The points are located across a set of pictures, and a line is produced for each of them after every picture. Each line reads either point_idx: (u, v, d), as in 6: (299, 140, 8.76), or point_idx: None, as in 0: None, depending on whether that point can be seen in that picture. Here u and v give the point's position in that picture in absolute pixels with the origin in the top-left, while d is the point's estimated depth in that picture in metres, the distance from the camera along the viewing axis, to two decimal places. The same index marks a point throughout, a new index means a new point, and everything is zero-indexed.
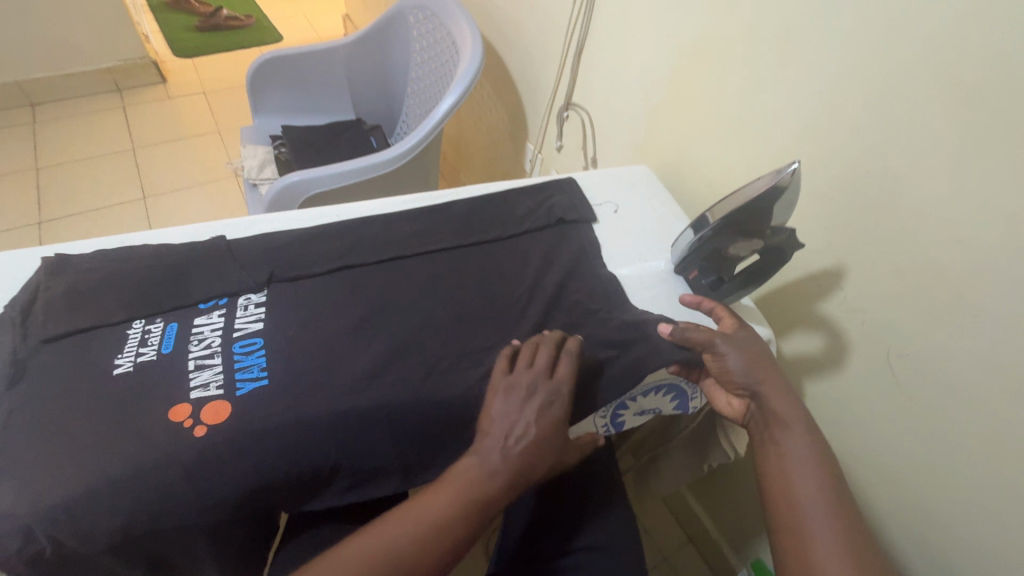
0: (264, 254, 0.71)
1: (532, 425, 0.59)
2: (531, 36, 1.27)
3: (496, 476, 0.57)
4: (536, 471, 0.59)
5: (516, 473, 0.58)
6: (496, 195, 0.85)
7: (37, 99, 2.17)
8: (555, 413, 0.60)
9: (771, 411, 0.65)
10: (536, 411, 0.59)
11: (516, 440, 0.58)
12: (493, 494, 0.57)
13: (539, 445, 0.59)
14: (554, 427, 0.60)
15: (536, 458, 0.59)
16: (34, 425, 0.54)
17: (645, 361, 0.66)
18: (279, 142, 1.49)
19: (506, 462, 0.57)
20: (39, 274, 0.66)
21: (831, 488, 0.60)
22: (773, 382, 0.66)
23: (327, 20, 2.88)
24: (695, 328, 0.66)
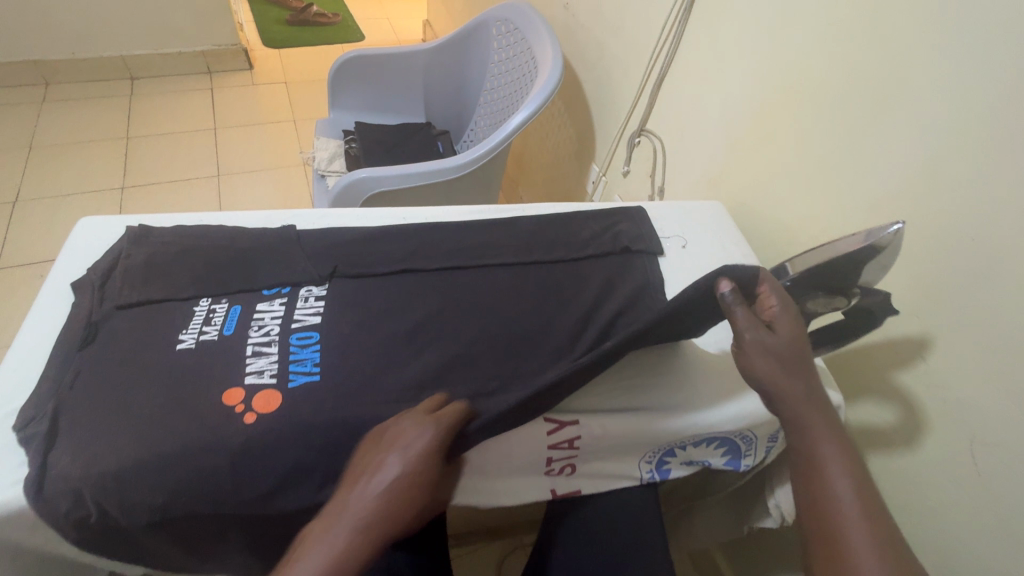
0: (331, 249, 0.72)
1: (399, 462, 0.50)
2: (611, 60, 1.26)
3: (349, 533, 0.47)
4: (406, 514, 0.50)
5: (380, 520, 0.48)
6: (563, 216, 0.84)
7: (138, 73, 2.34)
8: (431, 443, 0.52)
9: (805, 426, 0.57)
10: (402, 451, 0.51)
11: (378, 484, 0.49)
12: (357, 551, 0.46)
13: (410, 483, 0.50)
14: (426, 464, 0.51)
15: (407, 498, 0.50)
16: (97, 389, 0.55)
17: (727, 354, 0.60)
18: (350, 138, 1.54)
19: (372, 508, 0.48)
20: (123, 241, 0.68)
21: (876, 523, 0.53)
22: (797, 389, 0.57)
23: (409, 24, 2.97)
24: (739, 309, 0.58)
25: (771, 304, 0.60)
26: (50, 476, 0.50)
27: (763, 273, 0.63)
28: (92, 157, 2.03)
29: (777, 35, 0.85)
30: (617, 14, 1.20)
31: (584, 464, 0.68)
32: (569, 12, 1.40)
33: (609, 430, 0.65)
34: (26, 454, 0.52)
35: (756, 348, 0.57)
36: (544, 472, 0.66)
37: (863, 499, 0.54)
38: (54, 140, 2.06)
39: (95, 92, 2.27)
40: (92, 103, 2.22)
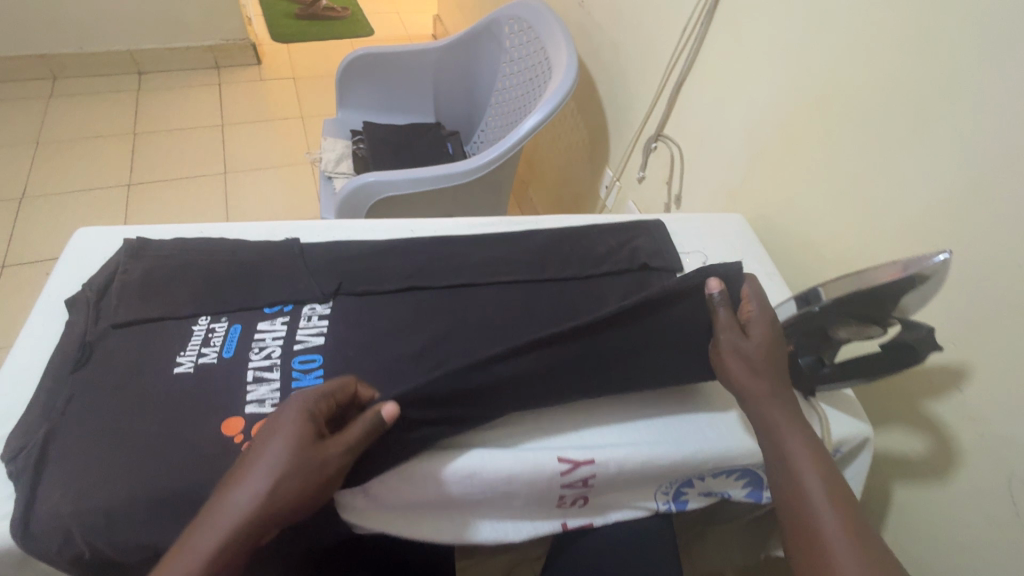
0: (336, 264, 0.69)
1: (269, 441, 0.47)
2: (628, 61, 1.21)
3: (219, 525, 0.44)
4: (276, 499, 0.45)
5: (243, 508, 0.44)
6: (577, 229, 0.80)
7: (145, 68, 2.32)
8: (298, 417, 0.48)
9: (769, 424, 0.57)
10: (276, 428, 0.48)
11: (245, 469, 0.46)
12: (220, 543, 0.43)
13: (274, 463, 0.46)
14: (295, 438, 0.47)
15: (274, 479, 0.45)
16: (91, 416, 0.53)
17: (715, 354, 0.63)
18: (358, 138, 1.50)
19: (235, 496, 0.45)
20: (120, 255, 0.66)
21: (846, 511, 0.50)
22: (763, 387, 0.58)
23: (419, 18, 2.92)
24: (721, 309, 0.63)
25: (749, 309, 0.64)
26: (41, 510, 0.49)
27: (749, 280, 0.66)
28: (99, 153, 2.01)
29: (806, 42, 0.80)
30: (635, 14, 1.15)
31: (597, 498, 0.65)
32: (584, 10, 1.35)
33: (626, 468, 0.62)
34: (18, 485, 0.50)
35: (729, 350, 0.62)
36: (557, 503, 0.63)
37: (831, 484, 0.52)
38: (62, 135, 2.05)
39: (103, 87, 2.25)
40: (100, 98, 2.21)
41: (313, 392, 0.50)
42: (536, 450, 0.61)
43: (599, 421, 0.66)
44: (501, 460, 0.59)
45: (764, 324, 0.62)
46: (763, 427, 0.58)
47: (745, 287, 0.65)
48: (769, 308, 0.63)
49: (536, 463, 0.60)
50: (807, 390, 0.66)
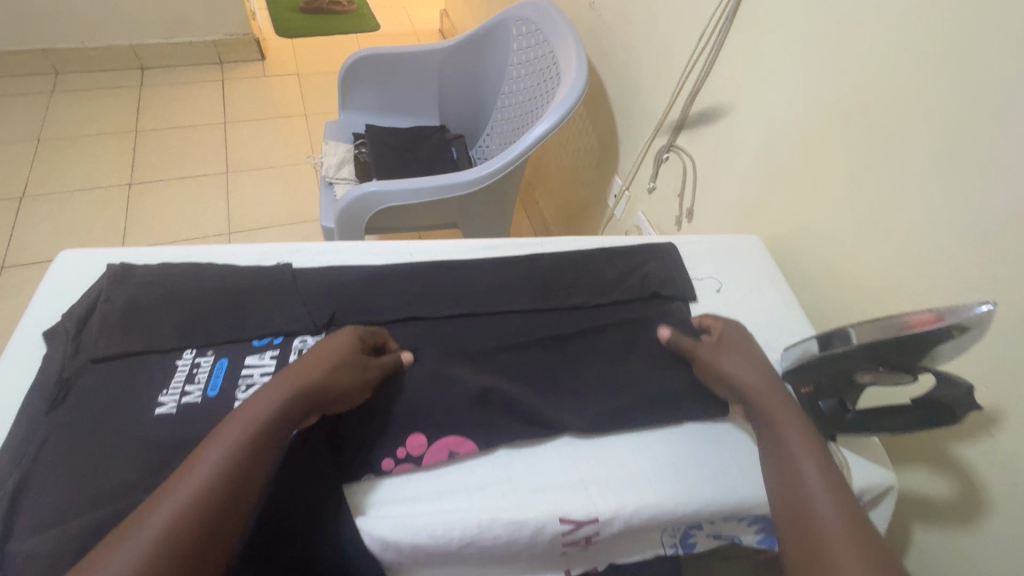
0: (331, 292, 0.65)
1: (326, 341, 0.57)
2: (640, 67, 1.16)
3: (278, 392, 0.51)
4: (325, 381, 0.53)
5: (298, 384, 0.52)
6: (585, 253, 0.76)
7: (148, 63, 2.29)
8: (350, 332, 0.59)
9: (787, 450, 0.53)
10: (331, 337, 0.58)
11: (299, 362, 0.55)
12: (277, 409, 0.50)
13: (327, 356, 0.55)
14: (348, 340, 0.57)
15: (327, 367, 0.54)
16: (66, 461, 0.50)
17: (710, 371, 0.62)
18: (360, 141, 1.46)
19: (291, 376, 0.53)
20: (102, 281, 0.62)
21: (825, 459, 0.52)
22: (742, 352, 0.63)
23: (425, 13, 2.86)
24: (687, 338, 0.64)
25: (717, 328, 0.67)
26: (6, 567, 0.45)
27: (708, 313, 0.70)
28: (100, 151, 1.99)
29: (831, 56, 0.75)
30: (649, 18, 1.10)
31: (601, 547, 0.60)
32: (595, 12, 1.29)
33: (632, 523, 0.56)
34: None
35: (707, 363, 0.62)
36: (560, 553, 0.57)
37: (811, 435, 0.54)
38: (63, 132, 2.02)
39: (105, 82, 2.22)
40: (102, 94, 2.18)
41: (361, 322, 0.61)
42: (533, 504, 0.54)
43: (604, 463, 0.59)
44: (497, 522, 0.53)
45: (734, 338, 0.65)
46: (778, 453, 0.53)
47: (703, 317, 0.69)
48: (734, 326, 0.67)
49: (535, 524, 0.53)
50: (827, 433, 0.63)
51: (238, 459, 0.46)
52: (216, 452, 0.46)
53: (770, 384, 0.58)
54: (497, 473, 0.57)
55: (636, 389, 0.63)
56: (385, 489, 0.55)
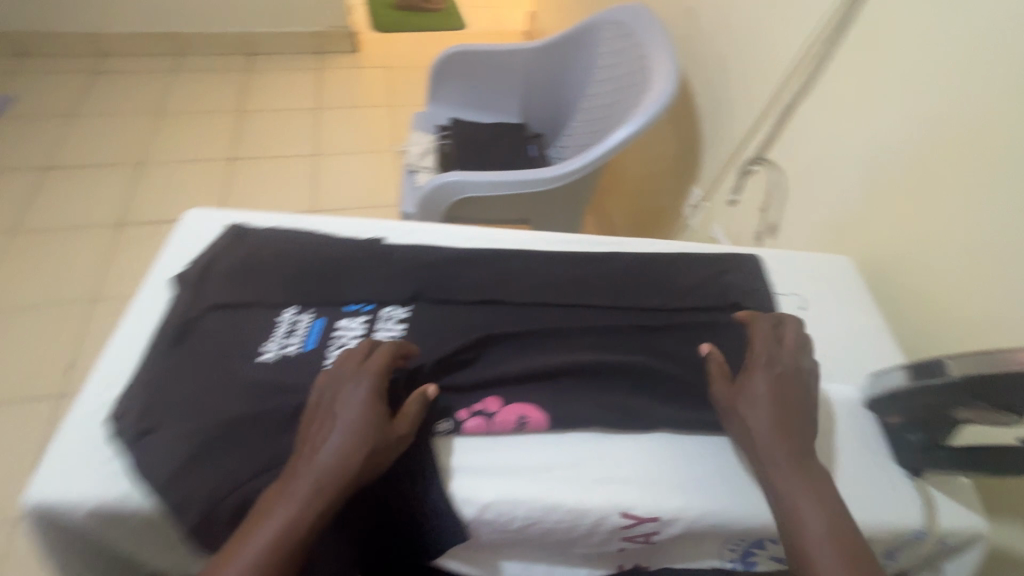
0: (418, 268, 0.69)
1: (346, 418, 0.51)
2: (732, 75, 1.14)
3: (307, 500, 0.47)
4: (358, 468, 0.49)
5: (329, 479, 0.48)
6: (666, 256, 0.76)
7: (257, 51, 2.48)
8: (368, 396, 0.53)
9: (790, 506, 0.51)
10: (348, 404, 0.52)
11: (323, 446, 0.49)
12: (310, 510, 0.46)
13: (357, 431, 0.50)
14: (372, 414, 0.52)
15: (356, 447, 0.49)
16: (182, 391, 0.57)
17: (732, 406, 0.58)
18: (444, 134, 1.52)
19: (319, 470, 0.48)
20: (223, 239, 0.70)
21: (835, 528, 0.49)
22: (757, 387, 0.57)
23: (512, 14, 2.92)
24: (716, 366, 0.61)
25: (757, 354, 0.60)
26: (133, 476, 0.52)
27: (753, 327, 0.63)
28: (209, 127, 2.17)
29: (957, 74, 0.70)
30: (748, 26, 1.07)
31: (659, 549, 0.59)
32: (690, 18, 1.27)
33: (695, 527, 0.56)
34: (114, 447, 0.54)
35: (727, 402, 0.58)
36: (618, 548, 0.57)
37: (817, 492, 0.51)
38: (180, 108, 2.23)
39: (219, 65, 2.43)
40: (216, 76, 2.38)
41: (368, 373, 0.54)
42: (599, 493, 0.55)
43: (671, 465, 0.58)
44: (560, 508, 0.54)
45: (768, 370, 0.58)
46: (784, 514, 0.51)
47: (755, 331, 0.63)
48: (773, 349, 0.61)
49: (597, 514, 0.54)
50: (912, 468, 0.60)
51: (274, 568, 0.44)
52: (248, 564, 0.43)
53: (780, 435, 0.54)
54: (568, 458, 0.57)
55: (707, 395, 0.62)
56: (463, 445, 0.57)
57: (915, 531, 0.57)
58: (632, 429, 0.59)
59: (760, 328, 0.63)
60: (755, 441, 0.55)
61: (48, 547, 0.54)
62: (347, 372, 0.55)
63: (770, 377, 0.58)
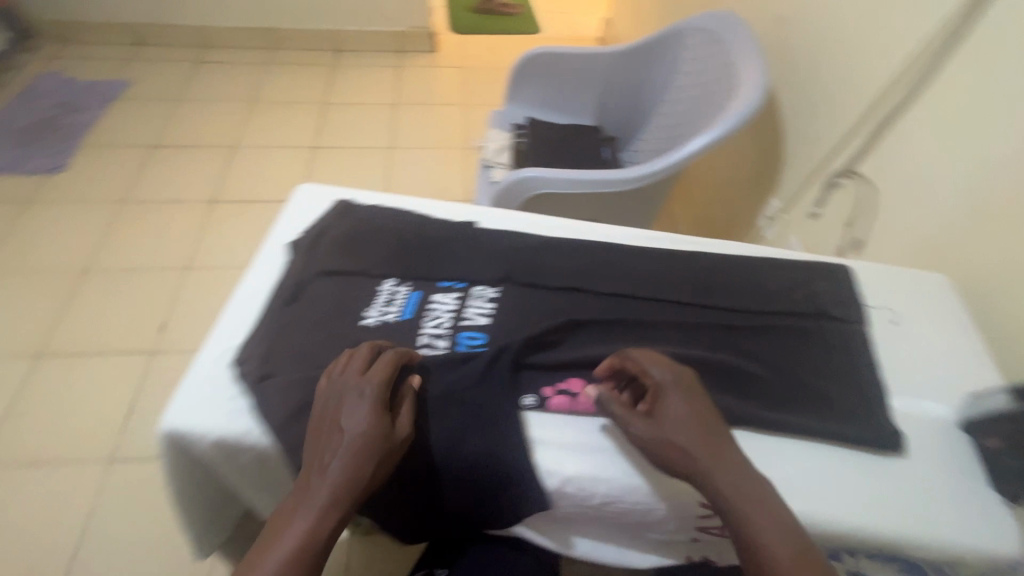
0: (507, 252, 0.72)
1: (348, 430, 0.51)
2: (824, 85, 1.11)
3: (320, 513, 0.48)
4: (366, 478, 0.50)
5: (339, 491, 0.49)
6: (752, 260, 0.75)
7: (342, 47, 2.63)
8: (371, 409, 0.53)
9: (742, 528, 0.48)
10: (349, 416, 0.52)
11: (331, 459, 0.50)
12: (325, 520, 0.48)
13: (361, 442, 0.51)
14: (376, 425, 0.52)
15: (361, 457, 0.50)
16: (296, 345, 0.62)
17: (646, 436, 0.53)
18: (520, 132, 1.56)
19: (330, 481, 0.49)
20: (333, 212, 0.76)
21: (795, 546, 0.47)
22: (672, 413, 0.54)
23: (586, 21, 2.95)
24: (616, 404, 0.56)
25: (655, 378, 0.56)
26: (253, 414, 0.58)
27: (630, 352, 0.59)
28: (295, 117, 2.32)
29: None
30: (844, 36, 1.04)
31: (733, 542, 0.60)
32: (781, 26, 1.25)
33: None
34: (238, 388, 0.60)
35: (643, 440, 0.54)
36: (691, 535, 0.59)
37: (764, 508, 0.49)
38: (271, 97, 2.39)
39: (307, 59, 2.59)
40: (304, 69, 2.54)
41: (367, 384, 0.54)
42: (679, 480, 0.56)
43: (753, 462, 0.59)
44: (640, 489, 0.56)
45: (672, 392, 0.55)
46: (742, 540, 0.48)
47: (635, 354, 0.58)
48: (669, 365, 0.57)
49: (676, 499, 0.56)
50: (1010, 496, 0.58)
51: None
52: None
53: (708, 454, 0.51)
54: None
55: (790, 398, 0.62)
56: (546, 421, 0.60)
57: (1011, 562, 0.55)
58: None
59: (636, 352, 0.59)
60: (683, 459, 0.51)
61: (173, 470, 0.60)
62: (342, 383, 0.55)
63: (678, 397, 0.54)
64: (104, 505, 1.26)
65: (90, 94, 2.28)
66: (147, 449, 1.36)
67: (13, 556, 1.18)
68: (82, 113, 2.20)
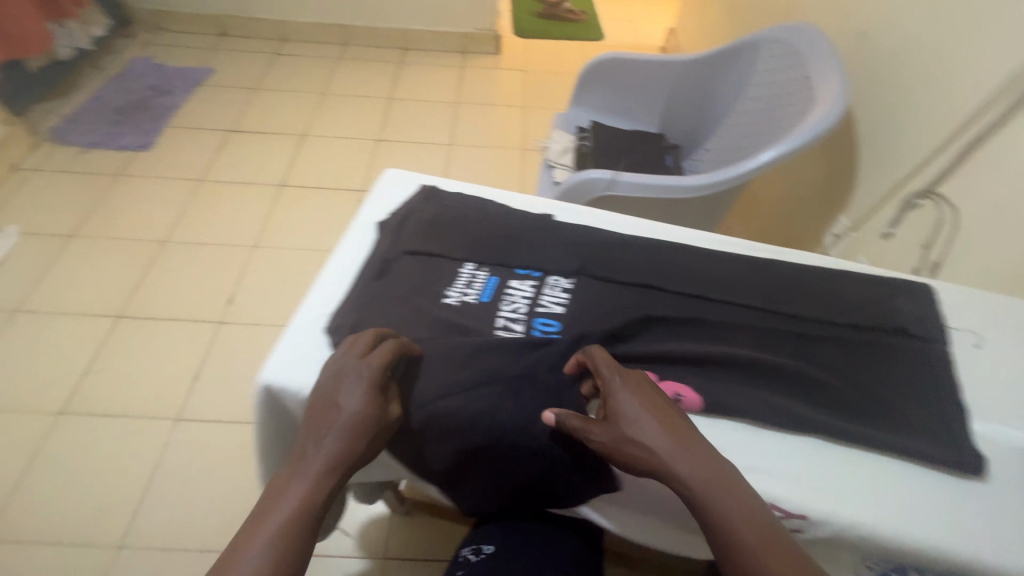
0: (582, 246, 0.74)
1: (345, 407, 0.54)
2: (908, 102, 1.08)
3: (316, 481, 0.51)
4: (359, 454, 0.53)
5: (335, 464, 0.52)
6: (828, 271, 0.75)
7: (410, 45, 2.72)
8: (367, 389, 0.56)
9: (715, 519, 0.50)
10: (345, 394, 0.55)
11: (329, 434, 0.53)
12: (321, 489, 0.51)
13: (357, 418, 0.54)
14: (371, 404, 0.55)
15: (356, 432, 0.53)
16: (384, 317, 0.66)
17: (610, 438, 0.54)
18: (583, 135, 1.58)
19: (326, 455, 0.52)
20: (418, 197, 0.80)
21: (764, 534, 0.49)
22: (630, 413, 0.55)
23: (650, 30, 2.95)
24: (574, 413, 0.56)
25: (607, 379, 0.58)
26: None
27: (581, 355, 0.61)
28: (362, 110, 2.42)
29: None
30: (934, 52, 1.01)
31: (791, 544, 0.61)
32: (863, 41, 1.22)
33: (843, 535, 0.56)
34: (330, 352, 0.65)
35: (608, 444, 0.54)
36: None
37: (730, 497, 0.51)
38: (340, 90, 2.50)
39: (376, 56, 2.69)
40: (372, 65, 2.64)
41: (365, 365, 0.57)
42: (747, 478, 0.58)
43: (824, 470, 0.59)
44: None
45: (625, 391, 0.57)
46: (716, 530, 0.50)
47: (587, 358, 0.61)
48: (617, 366, 0.59)
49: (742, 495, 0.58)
50: None
51: (294, 542, 0.48)
52: (267, 540, 0.48)
53: (674, 449, 0.53)
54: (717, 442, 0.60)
55: (864, 411, 0.62)
56: None
57: None
58: (782, 428, 0.61)
59: (585, 358, 0.61)
60: (650, 457, 0.53)
61: (264, 423, 0.65)
62: (342, 364, 0.58)
63: (632, 395, 0.56)
64: (169, 460, 1.34)
65: (178, 79, 2.45)
66: (209, 412, 1.44)
67: (86, 496, 1.28)
68: (170, 96, 2.36)
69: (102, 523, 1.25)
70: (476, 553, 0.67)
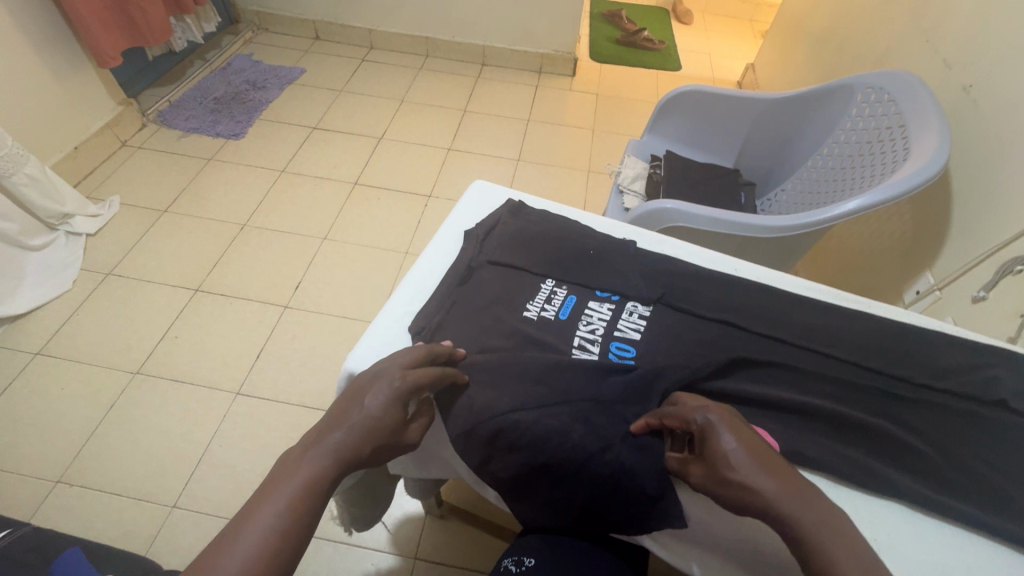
0: (663, 276, 0.75)
1: (369, 406, 0.54)
2: (1015, 163, 1.02)
3: (326, 467, 0.50)
4: (368, 455, 0.53)
5: (345, 451, 0.52)
6: (920, 330, 0.72)
7: (489, 62, 2.81)
8: (395, 396, 0.56)
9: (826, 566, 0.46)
10: (372, 394, 0.55)
11: (344, 423, 0.53)
12: (328, 474, 0.50)
13: (378, 420, 0.54)
14: (394, 410, 0.55)
15: (373, 432, 0.54)
16: (465, 323, 0.69)
17: (708, 475, 0.53)
18: (657, 163, 1.58)
19: (337, 441, 0.52)
20: (504, 210, 0.83)
21: None
22: (728, 452, 0.52)
23: (729, 64, 2.92)
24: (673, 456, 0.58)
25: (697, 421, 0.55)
26: None
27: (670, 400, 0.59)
28: (436, 119, 2.51)
29: None
30: None
31: None
32: (969, 95, 1.16)
33: None
34: None
35: (706, 483, 0.53)
36: None
37: (839, 545, 0.47)
38: (418, 98, 2.61)
39: (456, 69, 2.80)
40: (451, 77, 2.75)
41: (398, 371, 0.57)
42: None
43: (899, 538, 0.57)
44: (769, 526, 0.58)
45: (720, 429, 0.53)
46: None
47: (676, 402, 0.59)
48: (711, 406, 0.56)
49: None
50: None
51: (294, 521, 0.47)
52: (269, 512, 0.47)
53: (775, 489, 0.49)
54: None
55: (950, 483, 0.59)
56: None
57: None
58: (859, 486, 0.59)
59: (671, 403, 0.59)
60: (752, 496, 0.50)
61: None
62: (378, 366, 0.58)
63: (728, 432, 0.53)
64: (225, 431, 1.41)
65: (273, 76, 2.62)
66: (266, 389, 1.51)
67: (148, 454, 1.37)
68: (264, 91, 2.53)
69: (161, 481, 1.32)
70: (517, 564, 0.65)
